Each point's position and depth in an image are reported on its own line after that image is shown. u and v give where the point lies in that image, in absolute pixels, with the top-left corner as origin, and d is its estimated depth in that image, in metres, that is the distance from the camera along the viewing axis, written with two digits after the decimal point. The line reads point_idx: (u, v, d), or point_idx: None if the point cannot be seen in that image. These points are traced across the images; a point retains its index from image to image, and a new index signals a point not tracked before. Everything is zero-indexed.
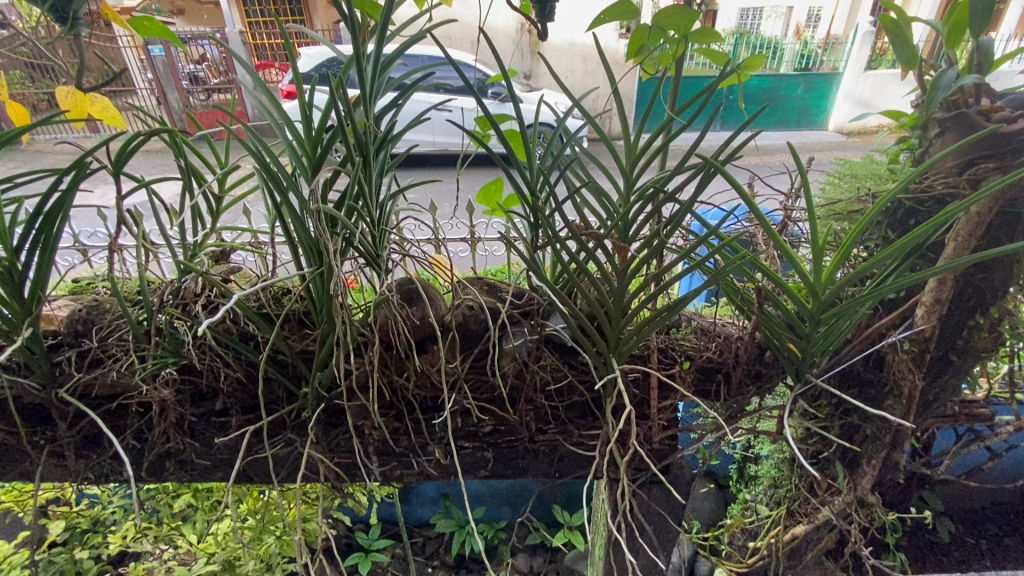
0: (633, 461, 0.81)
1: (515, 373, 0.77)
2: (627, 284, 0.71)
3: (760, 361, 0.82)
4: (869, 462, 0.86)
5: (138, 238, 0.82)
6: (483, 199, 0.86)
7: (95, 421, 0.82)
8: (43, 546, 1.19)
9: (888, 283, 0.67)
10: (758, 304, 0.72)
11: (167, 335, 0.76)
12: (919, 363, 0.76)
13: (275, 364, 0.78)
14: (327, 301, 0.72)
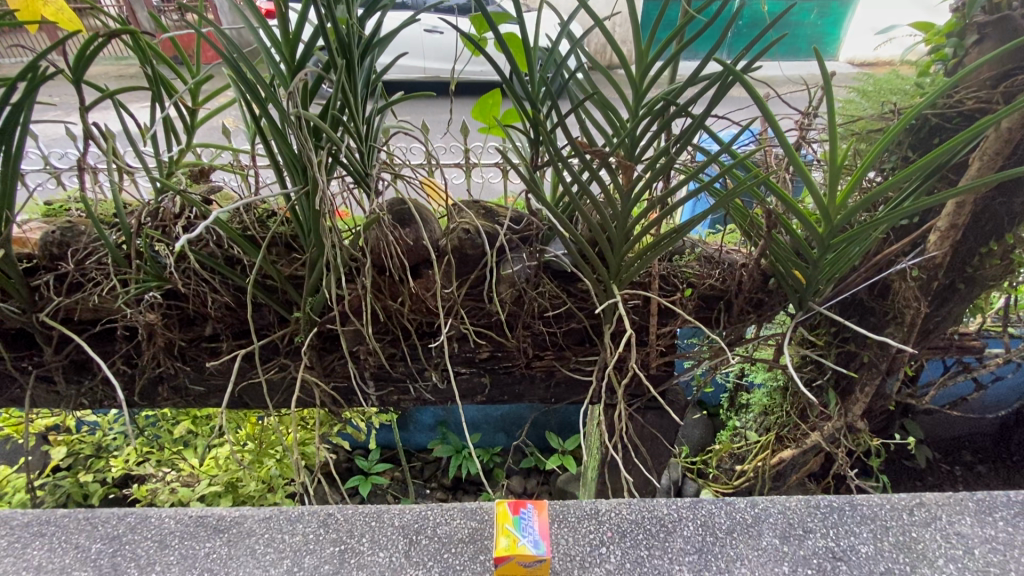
0: (630, 386, 0.80)
1: (512, 300, 0.75)
2: (631, 206, 0.68)
3: (763, 289, 0.80)
4: (864, 389, 0.86)
5: (109, 155, 0.76)
6: (479, 115, 0.80)
7: (82, 347, 0.80)
8: (48, 470, 1.21)
9: (905, 207, 0.63)
10: (767, 229, 0.69)
11: (148, 258, 0.72)
12: (925, 290, 0.75)
13: (264, 288, 0.75)
14: (314, 222, 0.67)
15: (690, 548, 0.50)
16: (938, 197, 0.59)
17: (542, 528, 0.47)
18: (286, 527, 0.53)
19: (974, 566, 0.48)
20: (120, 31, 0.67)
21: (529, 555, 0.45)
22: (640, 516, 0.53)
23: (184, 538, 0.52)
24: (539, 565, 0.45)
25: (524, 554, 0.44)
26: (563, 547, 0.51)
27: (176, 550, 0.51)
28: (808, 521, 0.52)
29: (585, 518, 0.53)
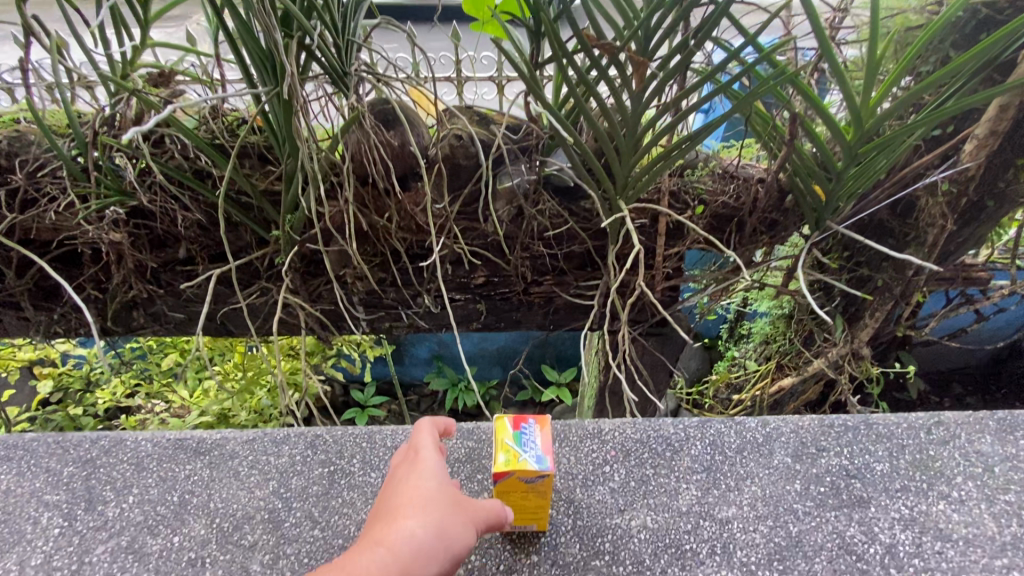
0: (633, 311, 0.77)
1: (510, 219, 0.69)
2: (642, 110, 0.61)
3: (779, 208, 0.74)
4: (872, 315, 0.83)
5: (52, 51, 0.67)
6: (472, 10, 0.67)
7: (48, 271, 0.74)
8: (36, 403, 1.18)
9: (947, 109, 0.57)
10: (790, 137, 0.62)
11: (106, 170, 0.65)
12: (953, 207, 0.69)
13: (239, 205, 0.69)
14: (288, 128, 0.60)
15: (697, 466, 0.50)
16: (984, 96, 0.53)
17: (546, 443, 0.43)
18: (271, 449, 0.52)
19: (995, 484, 0.47)
20: None
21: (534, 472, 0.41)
22: (644, 435, 0.53)
23: (163, 460, 0.51)
24: (543, 481, 0.42)
25: (526, 469, 0.41)
26: (564, 467, 0.51)
27: (154, 472, 0.50)
28: (821, 440, 0.51)
29: (586, 438, 0.53)
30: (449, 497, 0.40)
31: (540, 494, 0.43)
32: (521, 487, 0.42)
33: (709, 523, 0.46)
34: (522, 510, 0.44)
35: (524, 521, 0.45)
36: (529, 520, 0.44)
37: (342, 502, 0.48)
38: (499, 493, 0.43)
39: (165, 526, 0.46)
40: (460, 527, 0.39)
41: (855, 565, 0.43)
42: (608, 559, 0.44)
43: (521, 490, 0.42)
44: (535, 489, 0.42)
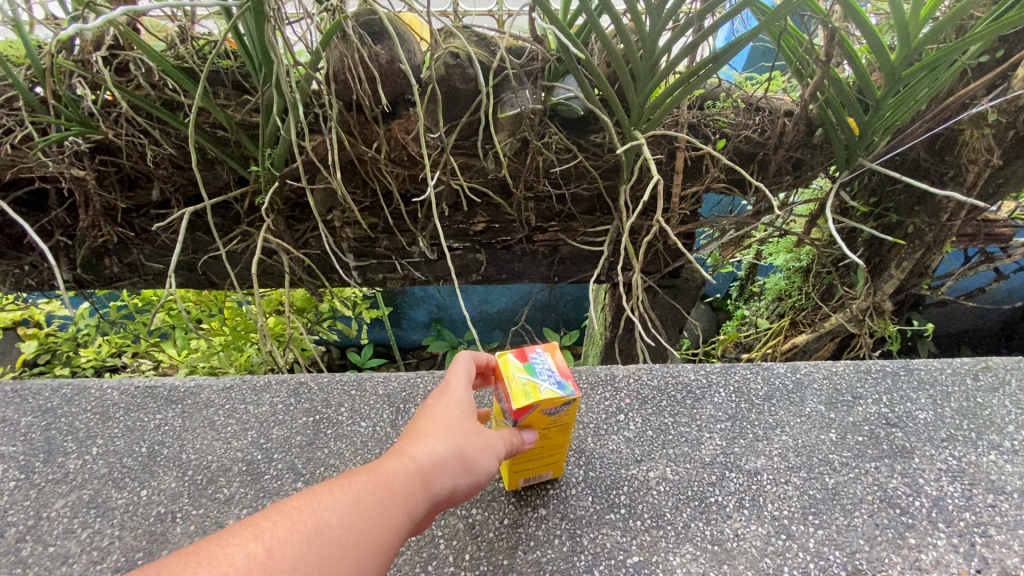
0: (644, 260, 0.72)
1: (513, 154, 0.63)
2: (662, 26, 0.54)
3: (806, 145, 0.68)
4: (899, 266, 0.78)
5: None
6: None
7: (9, 214, 0.68)
8: (19, 364, 1.13)
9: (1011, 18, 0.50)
10: (828, 57, 0.56)
11: (63, 97, 0.59)
12: (999, 141, 0.63)
13: (214, 140, 0.63)
14: (263, 45, 0.53)
15: (722, 415, 0.47)
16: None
17: (563, 369, 0.39)
18: (251, 397, 0.49)
19: None
20: None
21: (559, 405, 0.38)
22: (663, 382, 0.50)
23: (130, 409, 0.48)
24: (567, 416, 0.38)
25: (551, 400, 0.37)
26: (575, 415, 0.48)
27: (121, 422, 0.47)
28: (857, 386, 0.49)
29: (600, 384, 0.50)
30: (475, 420, 0.36)
31: (563, 430, 0.39)
32: (545, 426, 0.38)
33: (736, 474, 0.43)
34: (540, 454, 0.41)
35: (538, 471, 0.42)
36: (546, 466, 0.41)
37: (329, 453, 0.44)
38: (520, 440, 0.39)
39: (132, 479, 0.42)
40: (485, 450, 0.35)
41: (899, 518, 0.39)
42: (624, 512, 0.41)
43: (545, 432, 0.39)
44: (558, 427, 0.39)
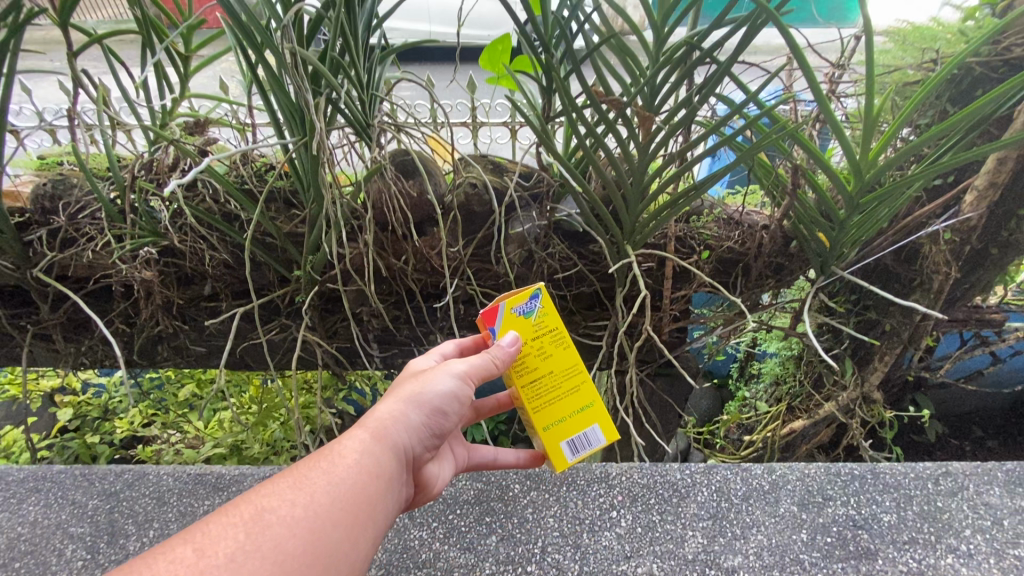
0: (642, 353, 0.79)
1: (521, 262, 0.72)
2: (648, 162, 0.64)
3: (784, 253, 0.76)
4: (882, 359, 0.83)
5: (99, 106, 0.73)
6: (488, 64, 0.75)
7: (80, 305, 0.78)
8: (55, 431, 1.20)
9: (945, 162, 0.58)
10: (793, 186, 0.64)
11: (142, 213, 0.69)
12: (957, 255, 0.71)
13: (264, 247, 0.73)
14: (314, 176, 0.64)
15: (704, 514, 0.52)
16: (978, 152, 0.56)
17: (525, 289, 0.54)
18: None
19: (1004, 538, 0.49)
20: None
21: (531, 312, 0.52)
22: (651, 481, 0.56)
23: (183, 495, 0.55)
24: (547, 318, 0.52)
25: (517, 298, 0.51)
26: (572, 510, 0.54)
27: (175, 507, 0.54)
28: (828, 488, 0.54)
29: (595, 482, 0.56)
30: (415, 377, 0.48)
31: (562, 353, 0.53)
32: (541, 347, 0.52)
33: (715, 571, 0.48)
34: (571, 401, 0.53)
35: (585, 423, 0.54)
36: (588, 416, 0.54)
37: None
38: (531, 383, 0.52)
39: None
40: (430, 386, 0.46)
41: None
42: None
43: (546, 360, 0.52)
44: (553, 346, 0.52)
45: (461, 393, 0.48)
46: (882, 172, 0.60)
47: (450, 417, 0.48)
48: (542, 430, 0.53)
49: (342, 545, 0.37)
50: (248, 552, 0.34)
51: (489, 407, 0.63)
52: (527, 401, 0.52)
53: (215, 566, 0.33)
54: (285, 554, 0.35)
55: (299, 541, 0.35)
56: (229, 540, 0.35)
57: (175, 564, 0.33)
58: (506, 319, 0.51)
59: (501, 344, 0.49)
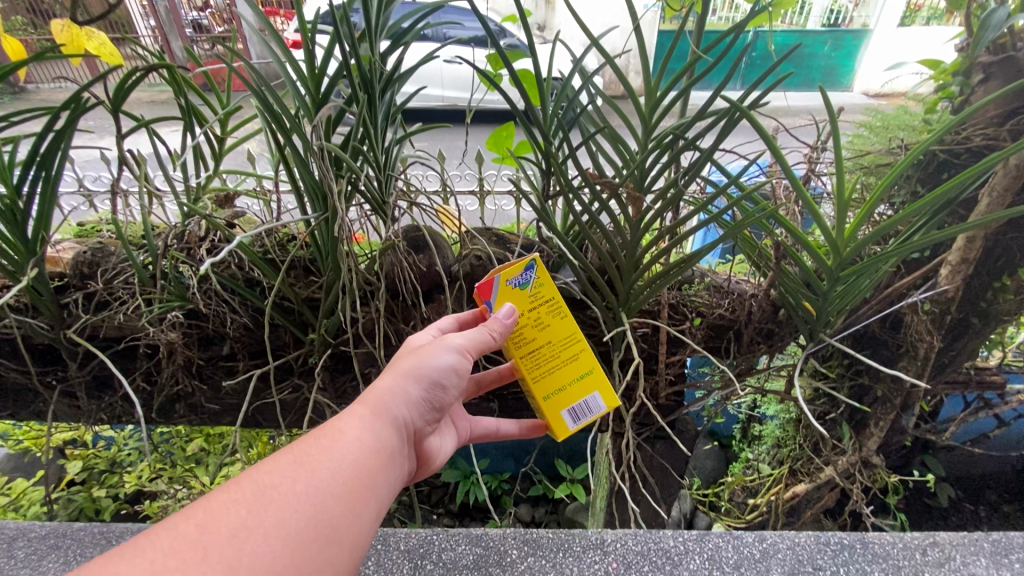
0: (639, 416, 0.82)
1: None
2: (640, 237, 0.69)
3: (773, 320, 0.79)
4: (878, 424, 0.85)
5: (140, 181, 0.80)
6: (493, 147, 0.84)
7: (106, 363, 0.83)
8: (62, 484, 1.21)
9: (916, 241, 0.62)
10: (776, 260, 0.69)
11: (172, 279, 0.75)
12: (938, 324, 0.75)
13: (282, 310, 0.78)
14: (332, 247, 0.70)
15: None
16: (947, 233, 0.58)
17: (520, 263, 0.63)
18: None
19: None
20: (159, 65, 0.73)
21: (526, 286, 0.61)
22: (645, 547, 0.58)
23: None
24: (542, 290, 0.61)
25: (514, 272, 0.60)
26: None
27: None
28: (818, 558, 0.57)
29: (591, 547, 0.59)
30: (413, 355, 0.56)
31: (558, 324, 0.63)
32: (539, 316, 0.62)
33: None
34: (571, 370, 0.64)
35: (587, 391, 0.65)
36: (587, 382, 0.64)
37: None
38: (532, 354, 0.63)
39: None
40: (428, 362, 0.55)
41: None
42: None
43: (545, 333, 0.63)
44: (550, 317, 0.62)
45: (455, 368, 0.56)
46: (858, 248, 0.63)
47: (445, 390, 0.56)
48: (546, 400, 0.64)
49: (340, 518, 0.45)
50: (250, 528, 0.41)
51: (490, 379, 0.74)
52: (531, 375, 0.64)
53: (220, 540, 0.40)
54: (287, 530, 0.42)
55: (300, 517, 0.43)
56: (232, 517, 0.42)
57: (181, 539, 0.40)
58: (504, 294, 0.60)
59: (498, 316, 0.58)
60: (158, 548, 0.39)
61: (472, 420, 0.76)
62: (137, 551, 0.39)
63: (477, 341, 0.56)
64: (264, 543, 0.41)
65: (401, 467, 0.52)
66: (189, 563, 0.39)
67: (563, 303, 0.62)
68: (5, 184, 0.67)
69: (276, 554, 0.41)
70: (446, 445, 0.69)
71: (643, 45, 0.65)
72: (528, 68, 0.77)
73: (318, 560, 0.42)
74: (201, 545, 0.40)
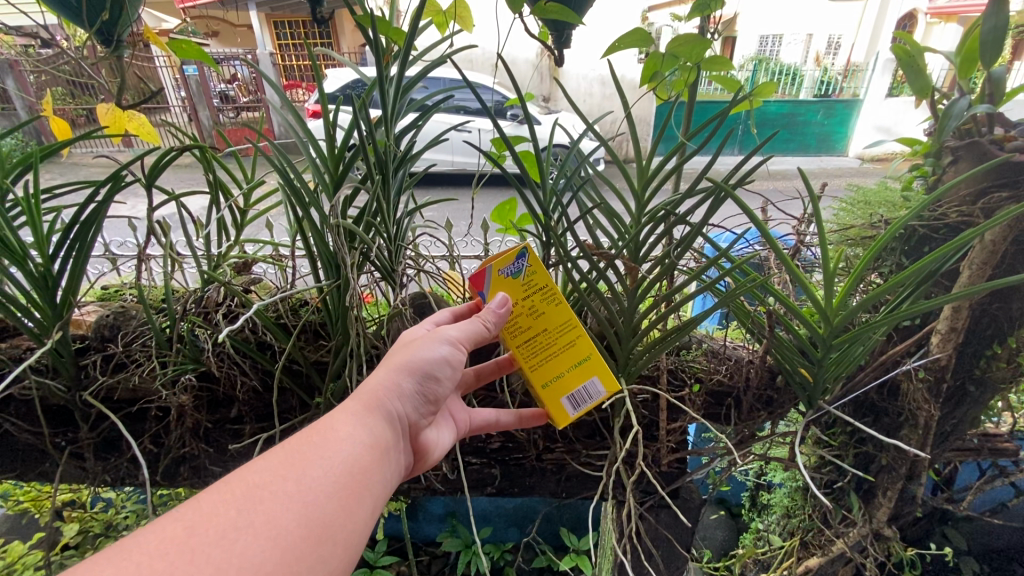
0: (641, 483, 0.82)
1: (523, 392, 0.81)
2: (637, 304, 0.72)
3: (771, 386, 0.81)
4: (886, 493, 0.84)
5: (166, 249, 0.86)
6: (497, 219, 0.89)
7: (116, 424, 0.85)
8: (55, 549, 1.19)
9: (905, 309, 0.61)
10: (770, 328, 0.70)
11: (187, 343, 0.78)
12: (935, 392, 0.76)
13: (291, 373, 0.81)
14: (342, 313, 0.73)
15: None
16: (933, 302, 0.58)
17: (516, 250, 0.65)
18: None
19: None
20: (192, 145, 0.81)
21: (519, 274, 0.63)
22: None
23: None
24: (535, 277, 0.64)
25: (503, 262, 0.62)
26: None
27: None
28: None
29: None
30: (406, 349, 0.61)
31: (553, 311, 0.65)
32: (532, 303, 0.64)
33: None
34: (568, 356, 0.66)
35: (584, 374, 0.67)
36: (583, 364, 0.66)
37: None
38: (526, 340, 0.65)
39: None
40: (420, 356, 0.59)
41: None
42: None
43: (541, 320, 0.65)
44: (544, 304, 0.64)
45: (448, 360, 0.61)
46: (850, 315, 0.63)
47: (437, 382, 0.61)
48: (545, 387, 0.67)
49: (332, 515, 0.48)
50: (242, 527, 0.44)
51: (489, 370, 0.76)
52: (528, 363, 0.66)
53: (209, 541, 0.43)
54: (279, 529, 0.45)
55: (291, 515, 0.46)
56: (221, 519, 0.44)
57: (169, 540, 0.42)
58: (497, 283, 0.63)
59: (490, 306, 0.62)
60: (146, 551, 0.41)
61: (470, 411, 0.77)
62: (123, 554, 0.40)
63: (468, 333, 0.61)
64: (256, 542, 0.44)
65: (395, 461, 0.57)
66: (178, 564, 0.41)
67: (557, 289, 0.64)
68: (41, 253, 0.71)
69: (267, 552, 0.44)
70: (442, 438, 0.71)
71: (635, 128, 0.72)
72: (529, 148, 0.83)
73: (310, 557, 0.45)
74: (190, 546, 0.42)
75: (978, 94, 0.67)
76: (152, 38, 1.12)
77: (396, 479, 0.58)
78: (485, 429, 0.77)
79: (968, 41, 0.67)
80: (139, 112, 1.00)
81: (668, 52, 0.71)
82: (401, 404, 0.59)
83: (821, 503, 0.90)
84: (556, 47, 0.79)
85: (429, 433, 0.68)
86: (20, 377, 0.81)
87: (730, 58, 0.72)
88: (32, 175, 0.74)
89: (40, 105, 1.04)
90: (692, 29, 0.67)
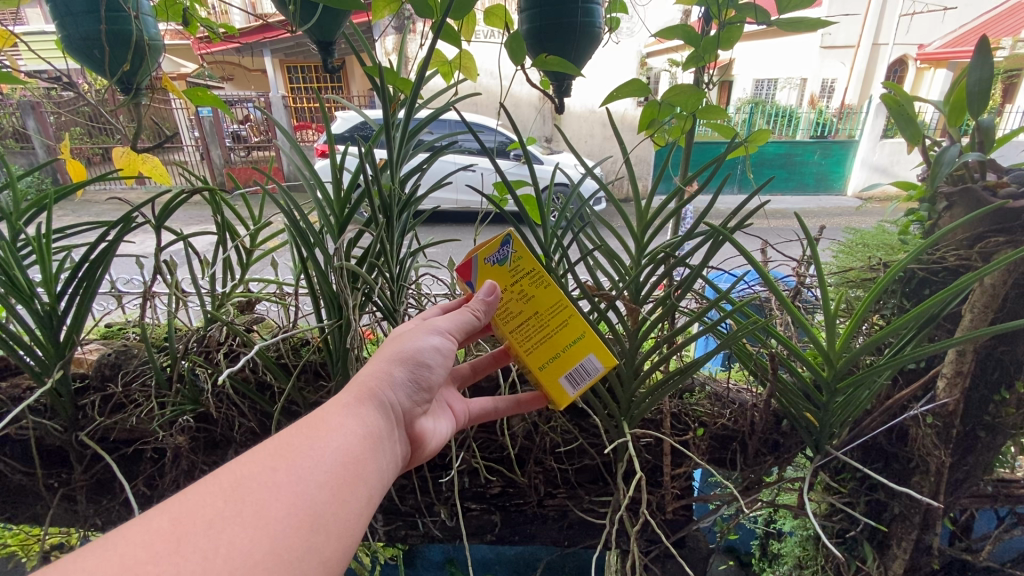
0: (646, 530, 0.79)
1: (524, 434, 0.80)
2: (639, 345, 0.71)
3: (777, 430, 0.79)
4: (900, 544, 0.81)
5: (171, 288, 0.86)
6: None
7: (110, 466, 0.85)
8: None
9: (908, 352, 0.60)
10: (772, 371, 0.69)
11: (188, 382, 0.77)
12: (945, 438, 0.74)
13: (289, 414, 0.81)
14: (342, 354, 0.74)
15: None
16: (937, 346, 0.57)
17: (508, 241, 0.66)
18: None
19: None
20: (203, 187, 0.82)
21: (505, 262, 0.65)
22: None
23: None
24: (522, 262, 0.64)
25: (487, 252, 0.64)
26: None
27: None
28: None
29: None
30: (396, 340, 0.61)
31: (543, 293, 0.64)
32: (522, 287, 0.65)
33: None
34: (562, 337, 0.65)
35: (586, 353, 0.64)
36: (585, 345, 0.64)
37: None
38: (519, 324, 0.65)
39: None
40: (413, 345, 0.60)
41: None
42: None
43: (531, 303, 0.65)
44: (533, 287, 0.64)
45: (439, 349, 0.61)
46: (852, 358, 0.62)
47: (429, 369, 0.61)
48: (541, 369, 0.65)
49: (324, 505, 0.46)
50: (229, 517, 0.42)
51: (486, 364, 0.78)
52: (524, 346, 0.65)
53: (196, 532, 0.41)
54: (269, 520, 0.43)
55: (281, 505, 0.44)
56: (207, 509, 0.42)
57: (154, 532, 0.40)
58: (484, 271, 0.65)
59: (478, 295, 0.63)
60: (130, 541, 0.39)
61: (468, 401, 0.76)
62: (104, 547, 0.39)
63: (458, 324, 0.62)
64: (244, 533, 0.42)
65: (391, 454, 0.56)
66: (162, 554, 0.39)
67: (544, 272, 0.64)
68: (48, 292, 0.71)
69: (257, 543, 0.42)
70: (440, 428, 0.69)
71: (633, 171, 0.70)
72: (530, 192, 0.85)
73: (303, 547, 0.44)
74: (174, 536, 0.40)
75: (967, 142, 0.69)
76: (169, 84, 1.15)
77: (393, 471, 0.57)
78: (485, 419, 0.76)
79: (956, 90, 0.69)
80: (153, 155, 1.03)
81: (665, 101, 0.73)
82: (393, 394, 0.58)
83: (834, 554, 0.87)
84: (556, 95, 0.81)
85: (425, 422, 0.66)
86: (19, 417, 0.81)
87: (724, 107, 0.74)
88: (46, 215, 0.75)
89: (57, 147, 1.07)
90: (686, 80, 0.69)
